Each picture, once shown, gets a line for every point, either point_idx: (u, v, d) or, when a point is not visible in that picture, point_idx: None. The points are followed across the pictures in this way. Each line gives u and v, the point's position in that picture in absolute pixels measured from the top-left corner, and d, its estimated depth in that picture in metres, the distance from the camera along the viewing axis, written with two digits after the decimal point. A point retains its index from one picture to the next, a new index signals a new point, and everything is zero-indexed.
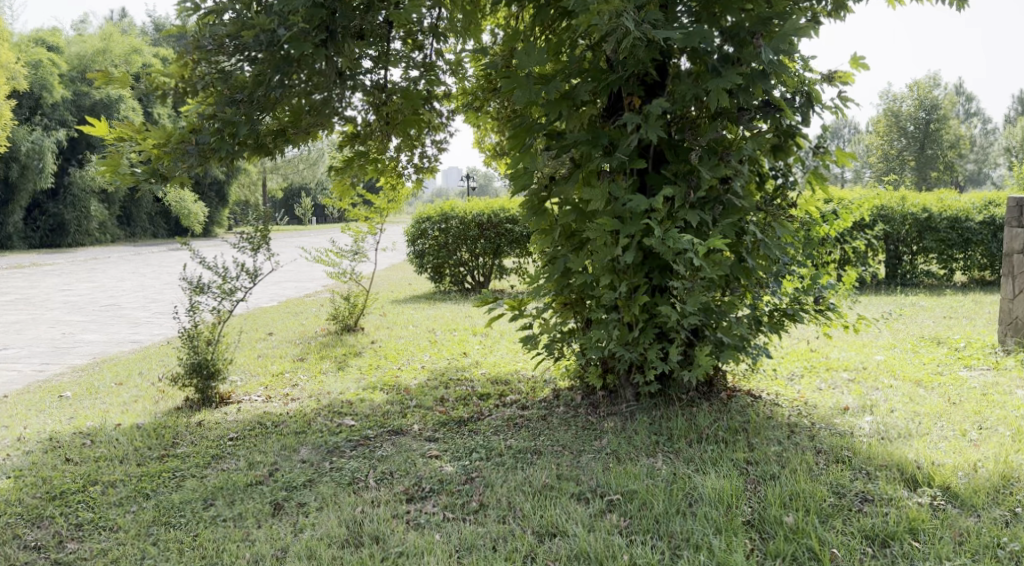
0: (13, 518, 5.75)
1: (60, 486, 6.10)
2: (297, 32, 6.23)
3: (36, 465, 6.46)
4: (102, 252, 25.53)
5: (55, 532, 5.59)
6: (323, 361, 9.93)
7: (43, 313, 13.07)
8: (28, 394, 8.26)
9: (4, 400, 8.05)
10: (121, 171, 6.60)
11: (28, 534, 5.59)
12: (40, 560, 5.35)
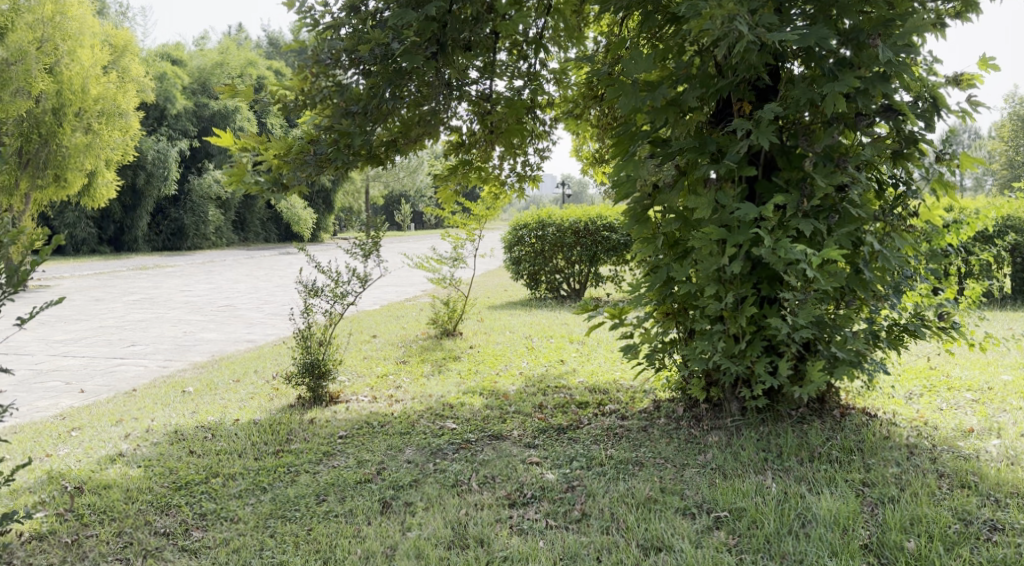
0: (144, 505, 5.92)
1: (186, 477, 6.27)
2: (410, 46, 6.38)
3: (164, 455, 6.67)
4: (219, 256, 26.46)
5: (181, 520, 5.74)
6: (424, 364, 10.03)
7: (165, 312, 13.56)
8: (153, 388, 8.58)
9: (132, 394, 8.39)
10: (247, 180, 6.84)
11: (158, 520, 5.75)
12: (169, 546, 5.50)
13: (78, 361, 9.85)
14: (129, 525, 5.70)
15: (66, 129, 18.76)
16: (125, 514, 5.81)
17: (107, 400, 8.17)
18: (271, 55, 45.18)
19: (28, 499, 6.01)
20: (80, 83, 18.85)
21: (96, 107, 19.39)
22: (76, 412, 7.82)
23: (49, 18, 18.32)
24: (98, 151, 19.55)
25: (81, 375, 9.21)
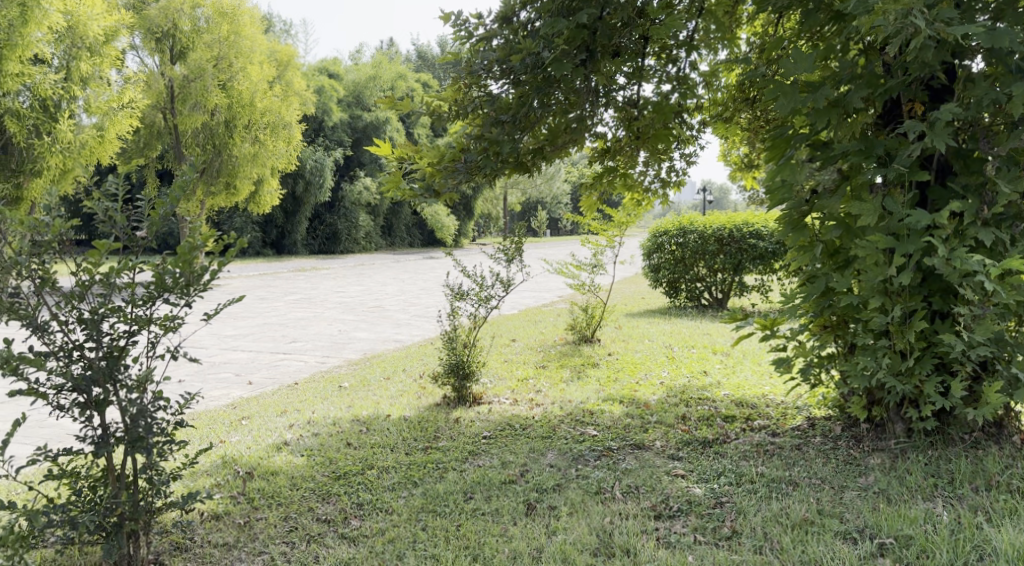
0: (306, 492, 6.03)
1: (344, 467, 6.39)
2: (559, 54, 6.20)
3: (323, 446, 6.82)
4: (368, 259, 27.24)
5: (341, 508, 5.82)
6: (563, 370, 9.93)
7: (320, 312, 13.99)
8: (312, 383, 8.82)
9: (293, 387, 8.67)
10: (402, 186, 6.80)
11: (320, 507, 5.83)
12: (330, 532, 5.54)
13: (244, 355, 10.27)
14: (294, 511, 5.79)
15: (236, 139, 20.04)
16: (289, 501, 5.92)
17: (271, 393, 8.44)
18: (420, 67, 46.21)
19: (204, 481, 6.23)
20: (249, 96, 20.03)
21: (263, 119, 20.49)
22: (245, 401, 8.12)
23: (224, 38, 19.45)
24: (264, 160, 20.61)
25: (249, 367, 9.61)
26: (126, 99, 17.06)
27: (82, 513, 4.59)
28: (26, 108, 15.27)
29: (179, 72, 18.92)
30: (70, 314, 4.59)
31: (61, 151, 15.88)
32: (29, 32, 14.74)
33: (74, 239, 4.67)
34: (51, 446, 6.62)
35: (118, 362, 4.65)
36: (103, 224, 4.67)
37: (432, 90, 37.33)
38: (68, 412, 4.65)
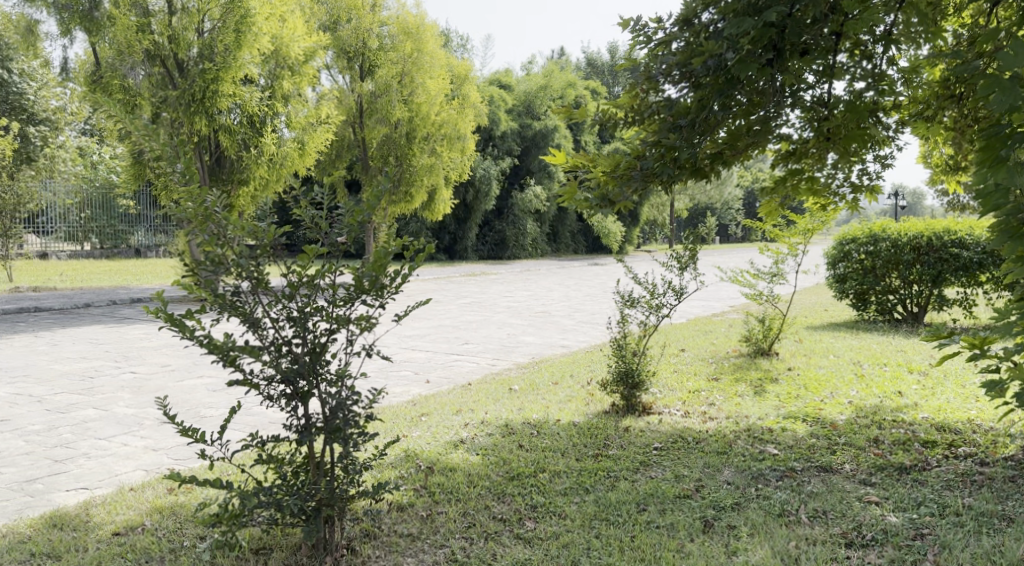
0: (483, 490, 5.98)
1: (518, 468, 6.31)
2: (745, 55, 5.63)
3: (497, 446, 6.77)
4: (535, 265, 27.35)
5: (516, 509, 5.72)
6: (739, 384, 9.48)
7: (490, 316, 14.07)
8: (485, 384, 8.82)
9: (466, 387, 8.69)
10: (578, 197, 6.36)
11: (496, 506, 5.77)
12: (506, 532, 5.46)
13: (420, 355, 10.44)
14: (471, 507, 5.74)
15: (415, 151, 20.13)
16: (467, 497, 5.88)
17: (446, 392, 8.48)
18: (589, 75, 45.73)
19: (389, 471, 6.26)
20: (427, 110, 20.02)
21: (440, 131, 20.54)
22: (423, 399, 8.18)
23: (409, 55, 19.71)
24: (441, 170, 20.63)
25: (425, 367, 9.74)
26: (326, 113, 16.16)
27: (288, 496, 4.67)
28: (236, 125, 14.57)
29: (367, 89, 19.64)
30: (281, 312, 4.70)
31: (267, 165, 15.17)
32: (241, 53, 14.06)
33: (285, 243, 4.82)
34: (261, 434, 6.52)
35: (320, 359, 4.72)
36: (309, 231, 4.84)
37: (600, 97, 36.97)
38: (276, 402, 4.76)
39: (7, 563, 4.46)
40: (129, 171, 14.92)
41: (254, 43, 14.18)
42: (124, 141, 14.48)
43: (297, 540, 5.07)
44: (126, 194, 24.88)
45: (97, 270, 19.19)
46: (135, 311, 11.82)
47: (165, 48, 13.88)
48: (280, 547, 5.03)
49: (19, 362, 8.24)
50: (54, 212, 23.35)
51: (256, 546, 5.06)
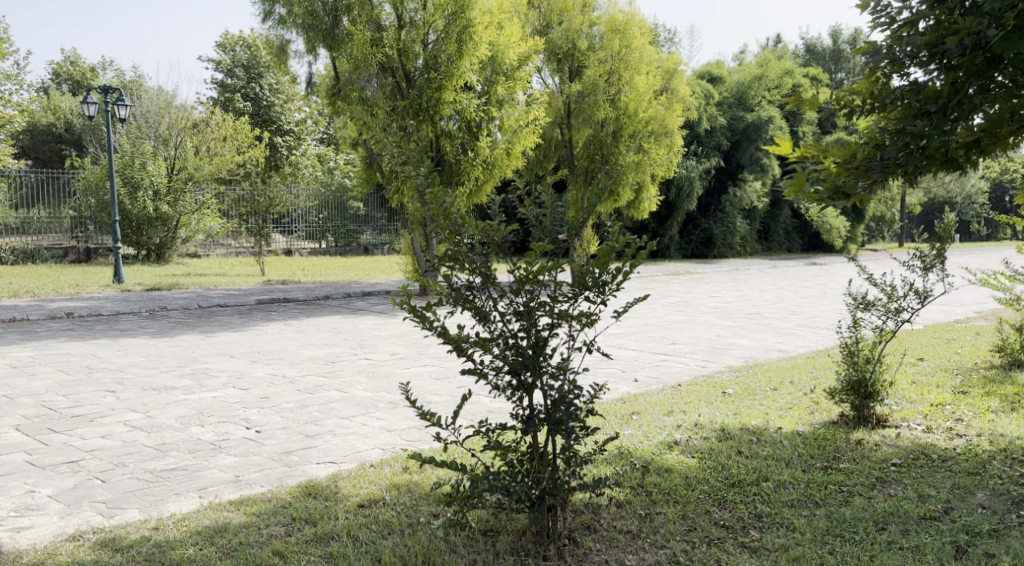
0: (702, 494, 5.82)
1: (738, 475, 6.10)
2: (1010, 33, 5.11)
3: (714, 451, 6.58)
4: (745, 265, 26.60)
5: (738, 516, 5.52)
6: (990, 398, 8.78)
7: (699, 316, 13.87)
8: (696, 386, 8.66)
9: (677, 388, 8.58)
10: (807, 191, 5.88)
11: (717, 512, 5.57)
12: (730, 538, 5.25)
13: (630, 353, 10.45)
14: (691, 511, 5.56)
15: (621, 150, 18.23)
16: (687, 500, 5.73)
17: (658, 391, 8.44)
18: (808, 62, 43.73)
19: (606, 467, 6.23)
20: (636, 107, 18.11)
21: (649, 128, 18.36)
22: (634, 398, 8.15)
23: (618, 52, 17.87)
24: (651, 169, 18.63)
25: (636, 365, 9.74)
26: (536, 115, 15.80)
27: (516, 482, 4.64)
28: (455, 130, 14.96)
29: (575, 89, 17.93)
30: (509, 306, 4.47)
31: (481, 166, 15.26)
32: (463, 62, 14.52)
33: (512, 241, 4.56)
34: (492, 421, 6.80)
35: (543, 352, 4.46)
36: (533, 229, 4.52)
37: (823, 85, 35.27)
38: (502, 392, 4.55)
39: (275, 524, 4.90)
40: (361, 174, 15.72)
41: (475, 52, 14.62)
42: (358, 147, 15.38)
43: (522, 525, 5.01)
44: (357, 196, 26.51)
45: (334, 266, 20.61)
46: (368, 304, 12.58)
47: (396, 61, 14.74)
48: (506, 531, 4.98)
49: (272, 347, 9.01)
50: (296, 214, 25.32)
51: (484, 527, 5.03)
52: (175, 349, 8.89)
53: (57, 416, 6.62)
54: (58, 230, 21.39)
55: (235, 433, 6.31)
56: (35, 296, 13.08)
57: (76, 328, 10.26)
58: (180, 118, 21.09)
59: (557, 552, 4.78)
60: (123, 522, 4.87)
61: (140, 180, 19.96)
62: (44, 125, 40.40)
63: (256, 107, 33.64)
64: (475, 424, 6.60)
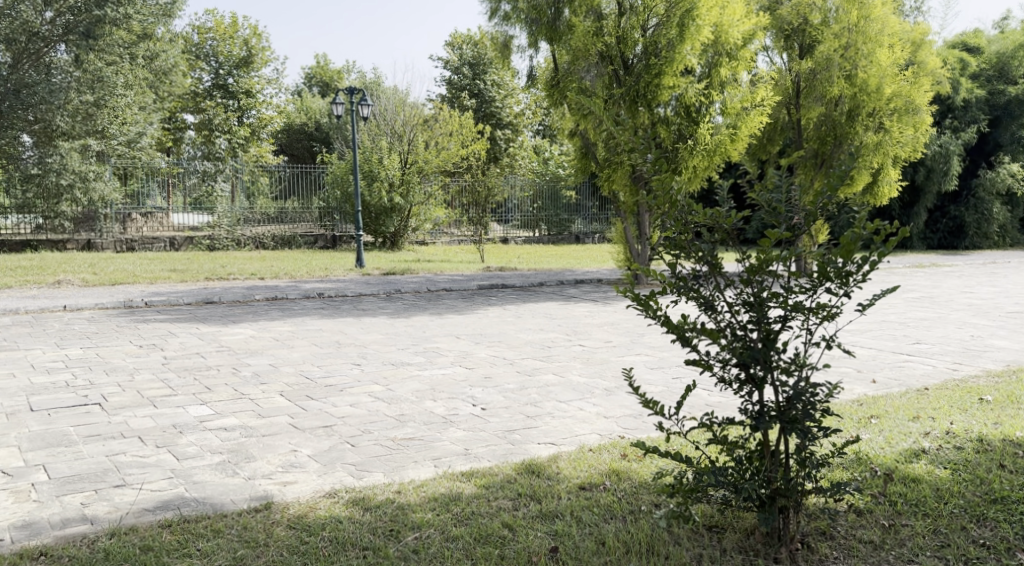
0: (957, 509, 5.19)
1: (1002, 490, 5.39)
2: None
3: (971, 463, 5.87)
4: (998, 258, 24.69)
5: (1002, 536, 4.93)
6: None
7: (947, 314, 13.10)
8: (946, 390, 8.07)
9: (926, 392, 7.96)
10: None
11: (976, 529, 5.00)
12: (992, 560, 4.72)
13: (868, 352, 10.09)
14: (945, 525, 5.02)
15: (855, 130, 16.93)
16: (939, 513, 5.15)
17: (901, 394, 7.86)
18: None
19: (841, 473, 5.60)
20: (877, 83, 16.61)
21: (890, 106, 16.99)
22: (872, 400, 7.49)
23: (855, 24, 16.61)
24: (890, 150, 17.13)
25: (873, 365, 9.37)
26: (763, 98, 14.97)
27: (744, 479, 4.49)
28: (671, 116, 14.75)
29: (804, 67, 16.97)
30: (739, 297, 4.48)
31: (702, 155, 14.62)
32: (685, 45, 14.21)
33: (742, 228, 4.59)
34: (714, 413, 6.78)
35: (773, 346, 4.42)
36: (766, 215, 4.52)
37: None
38: (729, 385, 4.57)
39: (503, 498, 5.23)
40: (576, 164, 15.91)
41: (698, 36, 14.20)
42: (574, 136, 15.60)
43: (751, 524, 4.86)
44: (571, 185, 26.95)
45: (549, 253, 21.16)
46: (582, 291, 12.85)
47: (614, 48, 14.83)
48: (733, 528, 4.86)
49: (495, 329, 9.46)
50: (513, 203, 26.30)
51: (709, 522, 4.94)
52: (410, 329, 9.54)
53: (312, 385, 7.34)
54: (308, 219, 23.78)
55: (463, 409, 6.76)
56: (292, 278, 14.33)
57: (327, 307, 11.25)
58: (412, 114, 21.99)
59: (787, 555, 4.58)
60: (370, 484, 5.39)
61: (378, 174, 21.50)
62: (299, 125, 43.83)
63: (478, 103, 35.51)
64: (700, 416, 6.62)
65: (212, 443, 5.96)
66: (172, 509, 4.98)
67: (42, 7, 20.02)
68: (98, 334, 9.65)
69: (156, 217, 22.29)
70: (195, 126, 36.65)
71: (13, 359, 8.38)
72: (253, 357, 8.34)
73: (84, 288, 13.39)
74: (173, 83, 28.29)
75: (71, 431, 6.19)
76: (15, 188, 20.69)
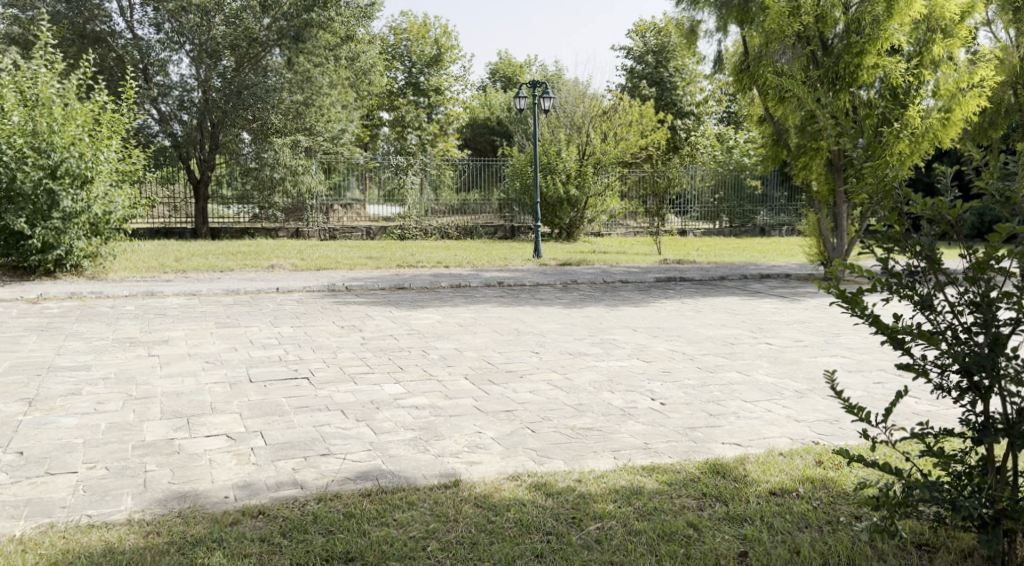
0: None
1: None
2: None
3: None
4: None
5: None
6: None
7: None
8: None
9: None
10: None
11: None
12: None
13: None
14: None
15: None
16: None
17: None
18: None
19: None
20: None
21: None
22: None
23: None
24: None
25: None
26: (984, 77, 13.89)
27: (963, 496, 4.14)
28: (875, 99, 13.74)
29: None
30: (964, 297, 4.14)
31: (909, 138, 13.64)
32: (891, 23, 13.30)
33: (968, 221, 4.22)
34: (923, 423, 6.33)
35: (1002, 351, 4.05)
36: (997, 207, 4.15)
37: None
38: (948, 393, 4.24)
39: (687, 497, 5.08)
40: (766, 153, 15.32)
41: (907, 10, 13.26)
42: (765, 123, 15.14)
43: (968, 546, 4.50)
44: (755, 175, 26.27)
45: (733, 247, 20.59)
46: (767, 287, 12.42)
47: (813, 29, 14.03)
48: (946, 548, 4.53)
49: (675, 324, 9.26)
50: (690, 195, 25.90)
51: (917, 540, 4.62)
52: (587, 320, 9.48)
53: (494, 369, 7.42)
54: (488, 210, 24.20)
55: (642, 402, 6.64)
56: (474, 266, 14.63)
57: (506, 295, 11.37)
58: (592, 105, 22.27)
59: None
60: (552, 470, 5.36)
61: (556, 166, 21.63)
62: (483, 119, 44.88)
63: (660, 91, 35.20)
64: (909, 425, 6.19)
65: (405, 420, 6.12)
66: (371, 480, 5.15)
67: (260, 15, 21.93)
68: (304, 314, 10.12)
69: (354, 208, 23.09)
70: (389, 122, 38.40)
71: (232, 334, 8.91)
72: (439, 340, 8.52)
73: (293, 272, 14.10)
74: (371, 82, 29.36)
75: (282, 402, 6.51)
76: (237, 179, 22.76)
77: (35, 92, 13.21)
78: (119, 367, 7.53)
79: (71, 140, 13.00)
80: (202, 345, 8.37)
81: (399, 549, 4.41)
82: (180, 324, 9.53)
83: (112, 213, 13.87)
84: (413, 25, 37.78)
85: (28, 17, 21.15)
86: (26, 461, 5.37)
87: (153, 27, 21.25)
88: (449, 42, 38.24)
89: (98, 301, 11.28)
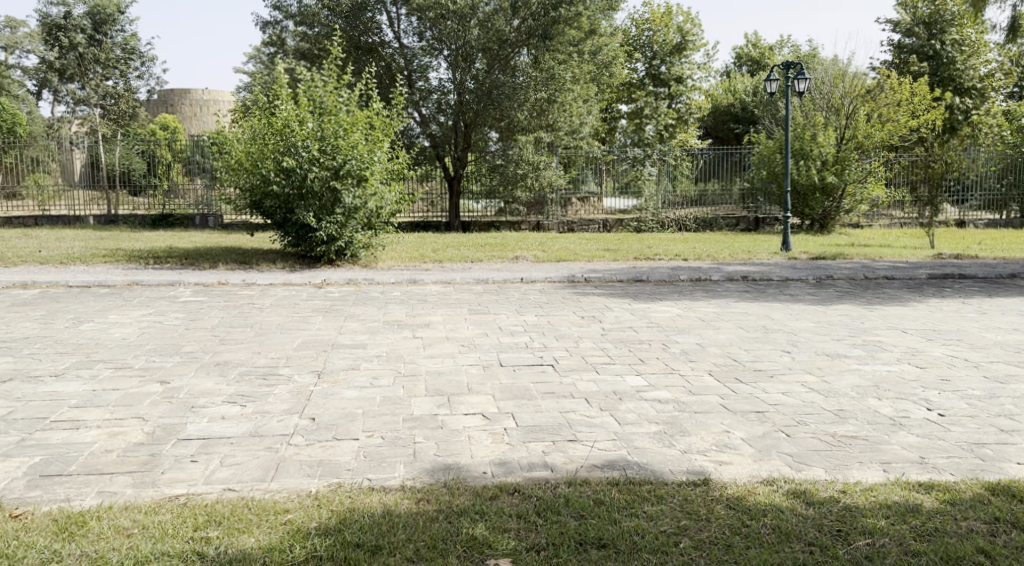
0: None
1: None
2: None
3: None
4: None
5: None
6: None
7: None
8: None
9: None
10: None
11: None
12: None
13: None
14: None
15: None
16: None
17: None
18: None
19: None
20: None
21: None
22: None
23: None
24: None
25: None
26: None
27: None
28: None
29: None
30: None
31: None
32: None
33: None
34: None
35: None
36: None
37: None
38: None
39: (974, 519, 4.51)
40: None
41: None
42: None
43: None
44: None
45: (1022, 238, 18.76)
46: None
47: None
48: None
49: (950, 326, 8.41)
50: (971, 181, 23.98)
51: None
52: (846, 318, 8.83)
53: (741, 367, 7.04)
54: (730, 201, 23.60)
55: (915, 412, 6.03)
56: (715, 259, 14.13)
57: (754, 289, 10.87)
58: (854, 84, 20.83)
59: None
60: (811, 477, 4.96)
61: (810, 151, 20.64)
62: (724, 107, 43.67)
63: (934, 66, 32.66)
64: None
65: (649, 413, 5.91)
66: (618, 469, 4.98)
67: (511, 16, 21.95)
68: (549, 304, 10.14)
69: (591, 201, 23.36)
70: (627, 114, 38.26)
71: (485, 320, 9.06)
72: (682, 335, 8.21)
73: (535, 263, 14.28)
74: (613, 74, 29.35)
75: (530, 387, 6.48)
76: (484, 175, 23.18)
77: (321, 101, 14.09)
78: (391, 346, 7.83)
79: (353, 143, 13.77)
80: (458, 330, 8.55)
81: (651, 543, 4.24)
82: (439, 309, 9.84)
83: (382, 208, 14.43)
84: (655, 15, 37.27)
85: (314, 33, 22.69)
86: (318, 426, 5.65)
87: (415, 36, 22.25)
88: (692, 29, 37.48)
89: (369, 286, 11.91)
